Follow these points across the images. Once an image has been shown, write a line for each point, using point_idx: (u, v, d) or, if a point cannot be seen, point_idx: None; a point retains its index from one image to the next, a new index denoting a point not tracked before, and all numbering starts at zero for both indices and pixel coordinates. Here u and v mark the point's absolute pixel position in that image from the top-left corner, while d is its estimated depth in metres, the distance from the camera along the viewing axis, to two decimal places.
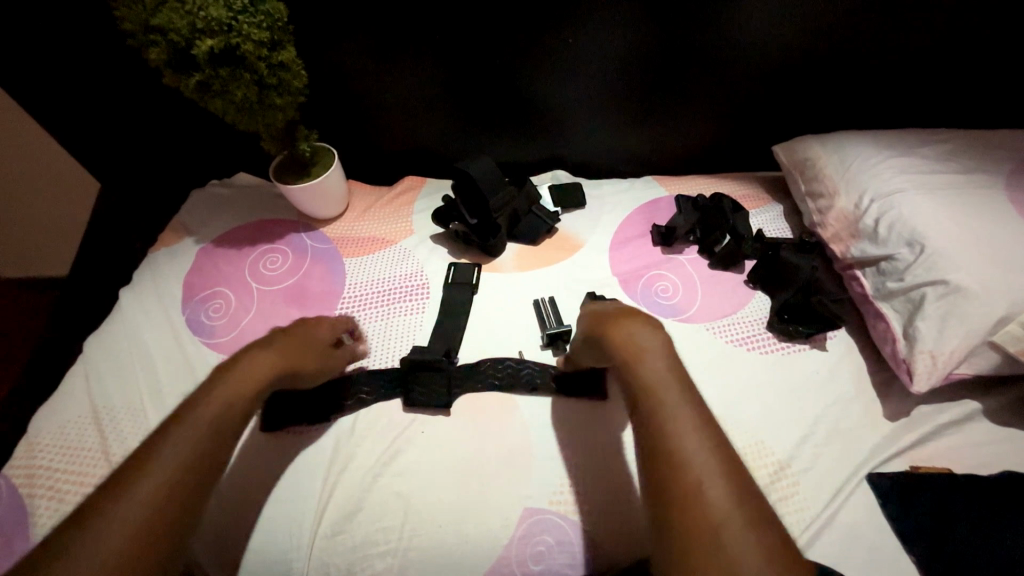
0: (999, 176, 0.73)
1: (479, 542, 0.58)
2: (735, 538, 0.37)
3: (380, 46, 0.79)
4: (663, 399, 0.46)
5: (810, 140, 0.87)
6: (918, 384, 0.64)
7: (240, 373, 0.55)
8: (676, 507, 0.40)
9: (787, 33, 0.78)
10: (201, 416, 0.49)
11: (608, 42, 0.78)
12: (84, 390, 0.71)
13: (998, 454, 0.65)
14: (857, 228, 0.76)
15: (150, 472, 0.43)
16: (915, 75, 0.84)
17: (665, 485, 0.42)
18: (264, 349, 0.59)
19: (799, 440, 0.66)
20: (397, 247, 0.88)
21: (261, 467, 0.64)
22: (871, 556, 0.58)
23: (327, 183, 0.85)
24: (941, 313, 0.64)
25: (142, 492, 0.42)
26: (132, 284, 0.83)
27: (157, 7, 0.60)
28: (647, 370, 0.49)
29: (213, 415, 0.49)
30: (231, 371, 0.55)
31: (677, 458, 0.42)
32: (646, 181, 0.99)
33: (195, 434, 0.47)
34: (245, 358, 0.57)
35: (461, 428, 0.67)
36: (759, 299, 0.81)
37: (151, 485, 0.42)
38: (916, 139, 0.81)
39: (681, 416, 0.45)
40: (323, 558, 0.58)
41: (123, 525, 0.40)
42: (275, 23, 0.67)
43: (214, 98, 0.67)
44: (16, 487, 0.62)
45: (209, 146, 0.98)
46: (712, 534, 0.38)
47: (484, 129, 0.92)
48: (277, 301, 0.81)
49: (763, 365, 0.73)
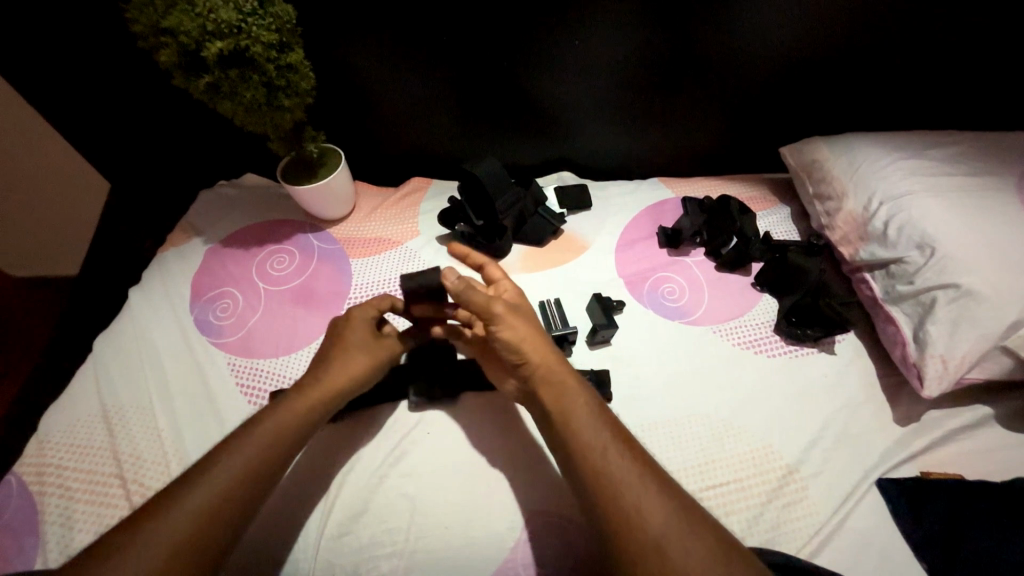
0: (1010, 178, 0.72)
1: (484, 545, 0.58)
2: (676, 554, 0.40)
3: (387, 48, 0.79)
4: (594, 443, 0.47)
5: (818, 141, 0.86)
6: (930, 389, 0.63)
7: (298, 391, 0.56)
8: (616, 529, 0.42)
9: (795, 34, 0.78)
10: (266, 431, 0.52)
11: (614, 43, 0.78)
12: (94, 390, 0.72)
13: (1010, 460, 0.64)
14: (866, 231, 0.75)
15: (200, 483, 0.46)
16: (925, 76, 0.83)
17: (601, 510, 0.44)
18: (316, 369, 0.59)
19: (806, 445, 0.65)
20: (403, 247, 0.88)
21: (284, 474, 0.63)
22: (880, 563, 0.57)
23: (333, 184, 0.85)
24: (952, 317, 0.64)
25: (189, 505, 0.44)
26: (141, 284, 0.84)
27: (168, 9, 0.60)
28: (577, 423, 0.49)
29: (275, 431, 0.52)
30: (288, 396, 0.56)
31: (615, 490, 0.44)
32: (652, 182, 0.98)
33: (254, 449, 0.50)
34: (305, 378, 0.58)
35: (466, 428, 0.67)
36: (767, 302, 0.80)
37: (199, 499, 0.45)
38: (925, 140, 0.80)
39: (615, 454, 0.46)
40: (328, 558, 0.58)
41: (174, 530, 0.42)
42: (284, 26, 0.67)
43: (223, 100, 0.67)
44: (28, 485, 0.63)
45: (217, 147, 0.99)
46: (655, 555, 0.40)
47: (489, 130, 0.92)
48: (283, 302, 0.81)
49: (770, 369, 0.73)
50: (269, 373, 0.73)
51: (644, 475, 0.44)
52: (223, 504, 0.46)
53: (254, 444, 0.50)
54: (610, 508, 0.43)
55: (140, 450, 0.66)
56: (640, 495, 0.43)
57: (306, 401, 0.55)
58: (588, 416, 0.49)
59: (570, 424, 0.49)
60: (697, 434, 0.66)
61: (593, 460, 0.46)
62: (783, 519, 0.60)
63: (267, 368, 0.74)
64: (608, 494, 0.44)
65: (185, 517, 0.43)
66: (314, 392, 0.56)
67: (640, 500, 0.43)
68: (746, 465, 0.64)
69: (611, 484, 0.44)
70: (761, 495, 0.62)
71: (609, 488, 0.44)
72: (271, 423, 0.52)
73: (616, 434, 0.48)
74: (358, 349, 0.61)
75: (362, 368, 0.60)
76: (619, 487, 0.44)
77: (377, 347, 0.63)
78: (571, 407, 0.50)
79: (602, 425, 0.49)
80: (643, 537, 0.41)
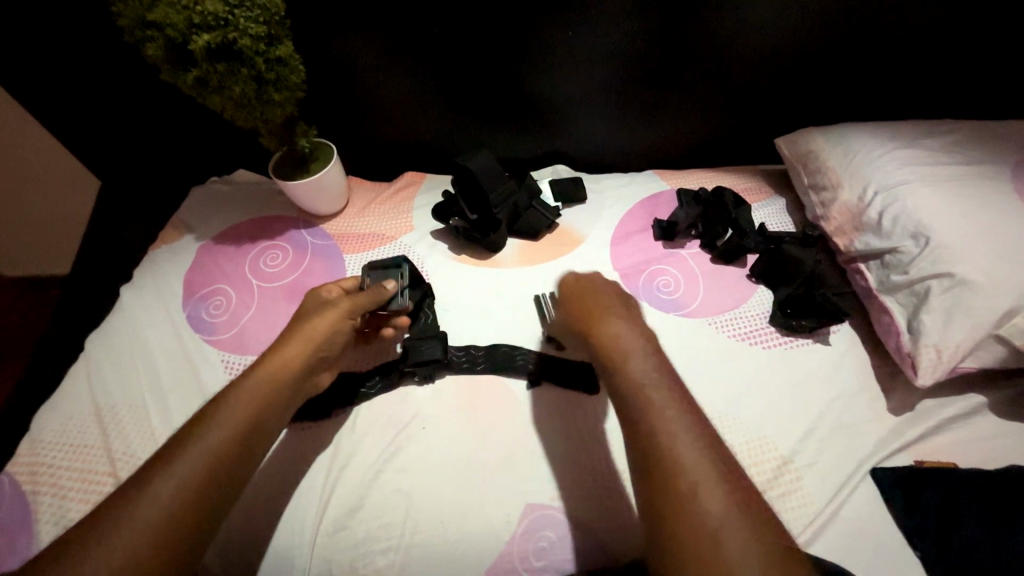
0: (1005, 167, 0.72)
1: (480, 539, 0.58)
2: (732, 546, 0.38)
3: (378, 41, 0.78)
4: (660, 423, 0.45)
5: (813, 132, 0.86)
6: (923, 378, 0.63)
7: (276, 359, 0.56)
8: (675, 508, 0.41)
9: (789, 25, 0.77)
10: (229, 421, 0.49)
11: (608, 34, 0.77)
12: (86, 388, 0.71)
13: (1003, 449, 0.64)
14: (861, 221, 0.75)
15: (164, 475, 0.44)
16: (920, 65, 0.83)
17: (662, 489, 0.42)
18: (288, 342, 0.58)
19: (801, 436, 0.66)
20: (396, 243, 0.88)
21: (278, 473, 0.63)
22: (874, 552, 0.58)
23: (326, 180, 0.84)
24: (946, 307, 0.64)
25: (155, 498, 0.43)
26: (132, 282, 0.83)
27: (153, 2, 0.60)
28: (649, 395, 0.47)
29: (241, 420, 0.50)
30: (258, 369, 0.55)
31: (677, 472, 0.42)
32: (648, 175, 0.98)
33: (221, 437, 0.48)
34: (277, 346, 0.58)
35: (463, 422, 0.67)
36: (762, 294, 0.80)
37: (166, 491, 0.43)
38: (921, 130, 0.80)
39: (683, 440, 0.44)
40: (324, 554, 0.58)
41: (138, 525, 0.41)
42: (272, 18, 0.66)
43: (211, 95, 0.66)
44: (20, 484, 0.63)
45: (208, 143, 0.98)
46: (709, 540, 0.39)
47: (483, 123, 0.92)
48: (277, 298, 0.81)
49: (765, 361, 0.73)
50: None
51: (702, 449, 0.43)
52: (186, 499, 0.44)
53: (219, 434, 0.48)
54: (661, 474, 0.42)
55: (134, 448, 0.65)
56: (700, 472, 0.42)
57: (267, 378, 0.54)
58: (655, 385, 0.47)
59: (624, 383, 0.48)
60: None
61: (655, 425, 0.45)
62: (778, 509, 0.60)
63: None
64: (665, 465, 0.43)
65: (154, 506, 0.42)
66: (279, 367, 0.56)
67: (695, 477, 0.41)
68: (741, 456, 0.64)
69: (667, 453, 0.43)
70: (756, 486, 0.62)
71: (667, 457, 0.43)
72: (236, 409, 0.50)
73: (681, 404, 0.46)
74: (310, 313, 0.62)
75: (318, 330, 0.60)
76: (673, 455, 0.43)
77: (329, 309, 0.62)
78: (632, 376, 0.48)
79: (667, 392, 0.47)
80: (699, 523, 0.39)
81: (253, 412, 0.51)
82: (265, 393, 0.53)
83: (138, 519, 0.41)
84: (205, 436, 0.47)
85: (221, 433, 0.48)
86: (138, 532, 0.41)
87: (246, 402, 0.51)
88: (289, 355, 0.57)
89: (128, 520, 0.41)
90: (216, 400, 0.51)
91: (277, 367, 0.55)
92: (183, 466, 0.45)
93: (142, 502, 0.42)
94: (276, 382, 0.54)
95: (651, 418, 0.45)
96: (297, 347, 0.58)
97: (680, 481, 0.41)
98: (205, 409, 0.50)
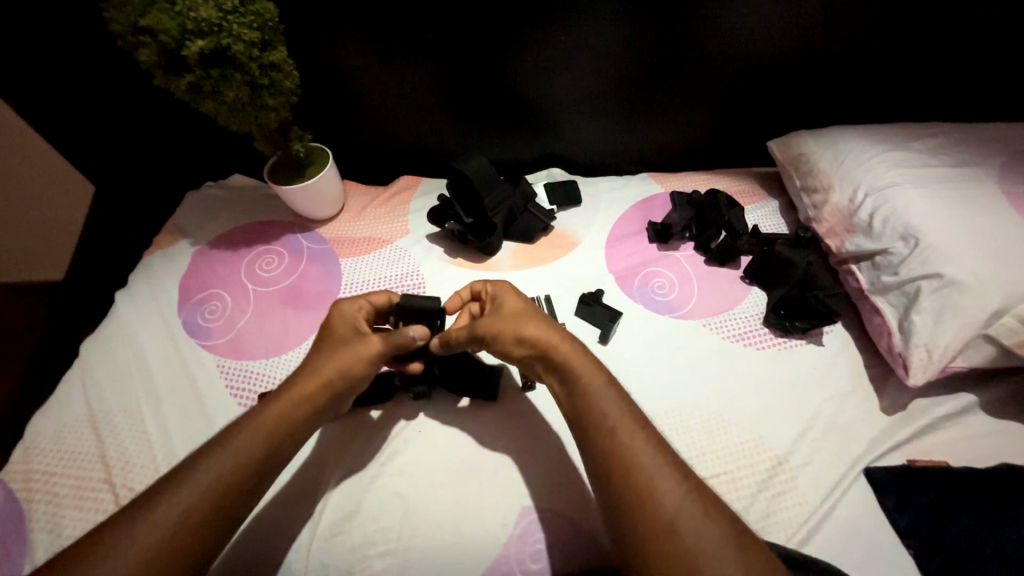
0: (992, 168, 0.73)
1: (477, 541, 0.58)
2: (684, 534, 0.41)
3: (373, 47, 0.79)
4: (604, 410, 0.49)
5: (804, 135, 0.87)
6: (914, 378, 0.64)
7: (302, 384, 0.56)
8: (635, 508, 0.43)
9: (778, 31, 0.78)
10: (246, 441, 0.50)
11: (600, 40, 0.78)
12: (81, 394, 0.71)
13: (993, 447, 0.65)
14: (852, 223, 0.76)
15: (183, 486, 0.46)
16: (910, 69, 0.84)
17: (616, 486, 0.45)
18: (311, 373, 0.56)
19: (796, 436, 0.66)
20: (392, 246, 0.88)
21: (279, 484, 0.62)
22: (867, 550, 0.58)
23: (321, 184, 0.84)
24: (936, 307, 0.64)
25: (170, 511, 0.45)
26: (127, 287, 0.83)
27: (145, 8, 0.59)
28: (592, 396, 0.51)
29: (260, 442, 0.51)
30: (285, 392, 0.55)
31: (630, 472, 0.45)
32: (642, 178, 0.98)
33: (238, 455, 0.49)
34: (297, 378, 0.56)
35: (461, 424, 0.68)
36: (755, 295, 0.81)
37: (179, 505, 0.45)
38: (911, 132, 0.81)
39: (636, 443, 0.47)
40: (321, 559, 0.58)
41: (144, 538, 0.43)
42: (266, 23, 0.66)
43: (205, 100, 0.67)
44: (14, 492, 0.63)
45: (204, 149, 0.98)
46: (665, 535, 0.41)
47: (478, 128, 0.92)
48: (273, 302, 0.81)
49: (759, 361, 0.73)
50: (261, 375, 0.73)
51: (659, 456, 0.46)
52: (194, 518, 0.45)
53: (235, 453, 0.49)
54: (618, 480, 0.45)
55: (128, 455, 0.65)
56: (655, 474, 0.44)
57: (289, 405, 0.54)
58: (602, 390, 0.51)
59: (586, 399, 0.51)
60: (687, 427, 0.67)
61: (607, 441, 0.47)
62: (771, 510, 0.61)
63: (257, 370, 0.73)
64: (621, 471, 0.45)
65: (166, 524, 0.44)
66: (304, 397, 0.55)
67: (655, 482, 0.44)
68: (736, 457, 0.64)
69: (627, 457, 0.46)
70: (751, 486, 0.62)
71: (623, 467, 0.45)
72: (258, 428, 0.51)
73: (632, 416, 0.49)
74: (339, 342, 0.59)
75: (340, 367, 0.57)
76: (636, 463, 0.45)
77: (356, 341, 0.59)
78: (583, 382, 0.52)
79: (614, 401, 0.50)
80: (658, 519, 0.42)
81: (269, 441, 0.52)
82: (285, 422, 0.53)
83: (142, 542, 0.43)
84: (216, 460, 0.48)
85: (234, 459, 0.49)
86: (138, 553, 0.42)
87: (263, 428, 0.52)
88: (315, 383, 0.56)
89: (132, 540, 0.43)
90: (234, 425, 0.52)
91: (304, 394, 0.55)
92: (191, 490, 0.46)
93: (149, 522, 0.44)
94: (304, 408, 0.55)
95: (609, 430, 0.48)
96: (324, 379, 0.56)
97: (636, 485, 0.44)
98: (223, 433, 0.51)
